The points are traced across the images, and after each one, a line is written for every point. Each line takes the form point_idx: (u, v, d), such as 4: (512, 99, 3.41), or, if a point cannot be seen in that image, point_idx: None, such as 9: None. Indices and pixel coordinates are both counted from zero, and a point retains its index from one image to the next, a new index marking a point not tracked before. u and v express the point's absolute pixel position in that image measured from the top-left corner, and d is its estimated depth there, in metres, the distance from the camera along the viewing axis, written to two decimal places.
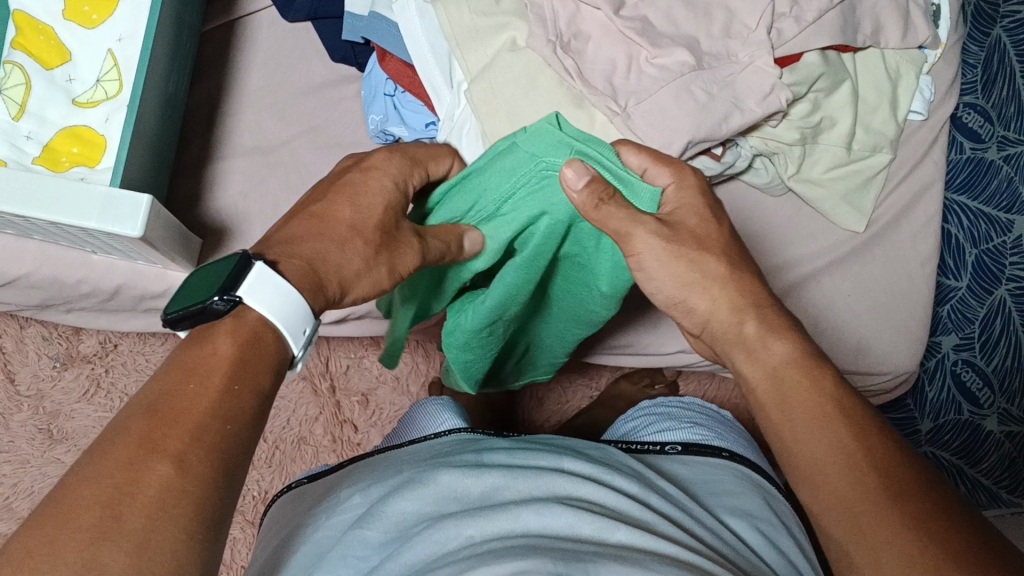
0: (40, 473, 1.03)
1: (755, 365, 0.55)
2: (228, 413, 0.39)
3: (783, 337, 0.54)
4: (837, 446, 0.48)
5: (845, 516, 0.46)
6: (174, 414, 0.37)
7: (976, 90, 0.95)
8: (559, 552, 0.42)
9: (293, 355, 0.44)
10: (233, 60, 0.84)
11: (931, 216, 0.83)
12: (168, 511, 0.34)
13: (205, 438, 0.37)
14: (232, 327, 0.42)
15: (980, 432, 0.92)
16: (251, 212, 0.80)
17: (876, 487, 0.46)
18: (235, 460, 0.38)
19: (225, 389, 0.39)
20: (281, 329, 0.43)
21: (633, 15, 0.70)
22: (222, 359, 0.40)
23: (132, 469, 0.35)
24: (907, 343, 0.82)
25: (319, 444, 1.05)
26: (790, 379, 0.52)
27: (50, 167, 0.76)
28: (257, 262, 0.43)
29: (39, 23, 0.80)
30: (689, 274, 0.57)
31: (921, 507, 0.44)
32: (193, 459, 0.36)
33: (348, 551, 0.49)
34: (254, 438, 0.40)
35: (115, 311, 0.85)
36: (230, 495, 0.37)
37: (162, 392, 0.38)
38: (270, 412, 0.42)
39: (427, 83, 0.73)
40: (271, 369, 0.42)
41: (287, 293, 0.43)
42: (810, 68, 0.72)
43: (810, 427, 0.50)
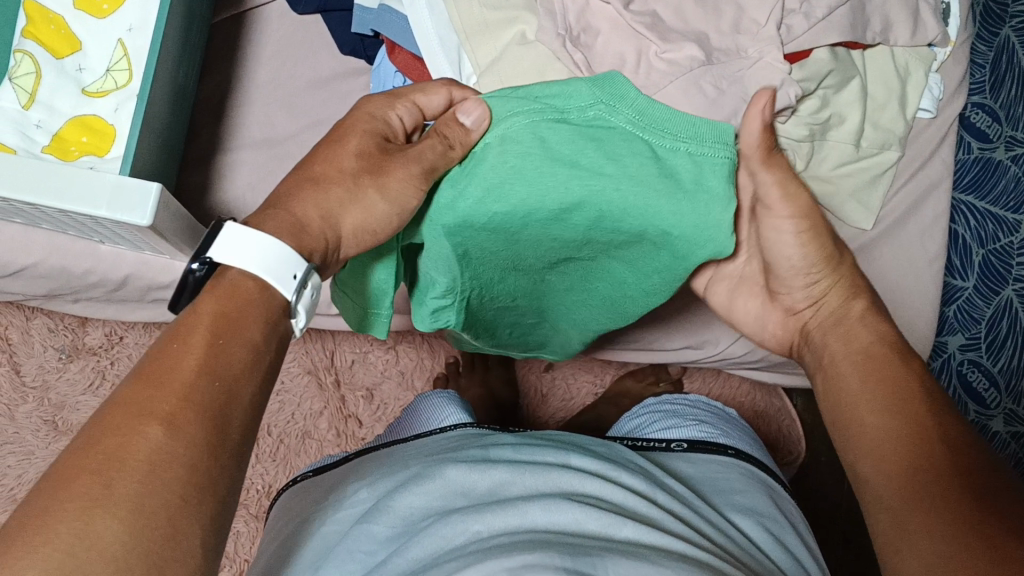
0: (45, 465, 1.04)
1: (841, 342, 0.58)
2: (216, 367, 0.40)
3: (875, 326, 0.58)
4: (911, 420, 0.50)
5: (892, 481, 0.49)
6: (162, 376, 0.39)
7: (984, 90, 0.95)
8: (567, 546, 0.42)
9: (290, 302, 0.46)
10: (242, 52, 0.84)
11: (938, 214, 0.83)
12: (161, 474, 0.35)
13: (193, 396, 0.39)
14: (214, 291, 0.44)
15: (986, 433, 0.91)
16: (259, 204, 0.81)
17: (942, 459, 0.48)
18: (226, 413, 0.40)
19: (209, 347, 0.41)
20: (268, 279, 0.45)
21: (643, 9, 0.69)
22: (206, 315, 0.42)
23: (121, 434, 0.36)
24: (914, 342, 0.82)
25: (323, 438, 1.05)
26: (877, 356, 0.55)
27: (59, 156, 0.76)
28: (227, 223, 0.45)
29: (49, 12, 0.80)
30: (810, 247, 0.58)
31: (985, 481, 0.46)
32: (183, 418, 0.38)
33: (356, 546, 0.49)
34: (250, 394, 0.42)
35: (121, 302, 0.85)
36: (227, 451, 0.39)
37: (149, 360, 0.40)
38: (267, 366, 0.44)
39: (433, 72, 0.72)
40: (260, 319, 0.44)
41: (263, 244, 0.45)
42: (819, 64, 0.71)
43: (885, 405, 0.52)
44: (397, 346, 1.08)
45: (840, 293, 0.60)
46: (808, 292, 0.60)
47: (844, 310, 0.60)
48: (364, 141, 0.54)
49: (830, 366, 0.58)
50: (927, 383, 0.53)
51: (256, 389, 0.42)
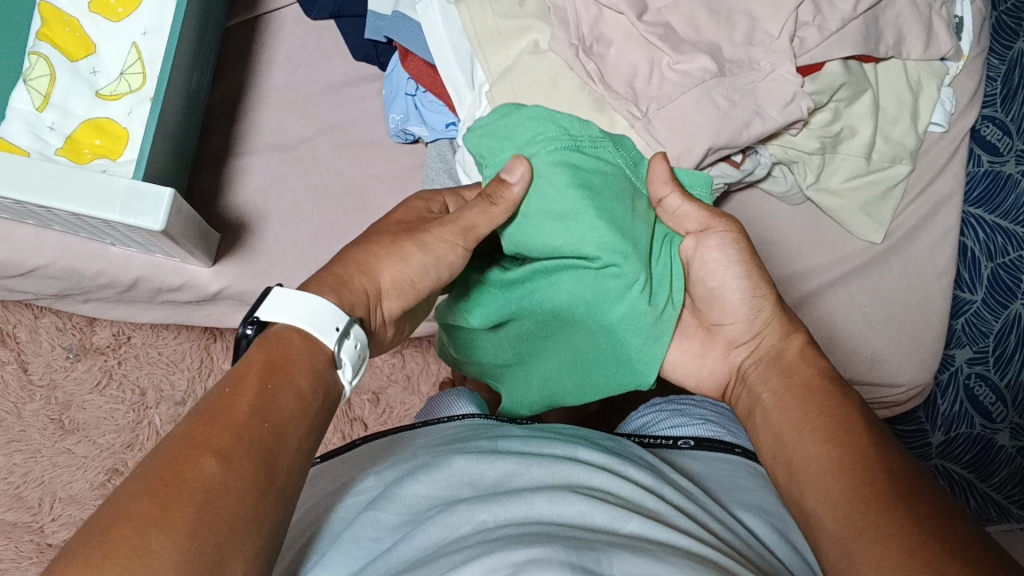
0: (51, 464, 1.03)
1: (767, 383, 0.58)
2: (264, 411, 0.42)
3: (794, 335, 0.59)
4: (851, 450, 0.50)
5: (846, 509, 0.47)
6: (216, 414, 0.41)
7: (995, 103, 0.95)
8: (571, 540, 0.41)
9: (334, 353, 0.48)
10: (255, 56, 0.84)
11: (948, 229, 0.83)
12: (214, 503, 0.37)
13: (246, 436, 0.41)
14: (267, 339, 0.46)
15: (991, 446, 0.92)
16: (269, 208, 0.81)
17: (886, 486, 0.47)
18: (274, 454, 0.41)
19: (258, 392, 0.43)
20: (311, 331, 0.47)
21: (657, 20, 0.69)
22: (259, 359, 0.44)
23: (179, 462, 0.38)
24: (922, 355, 0.82)
25: (329, 442, 1.05)
26: (812, 392, 0.55)
27: (72, 158, 0.76)
28: (275, 286, 0.47)
29: (65, 14, 0.80)
30: (739, 285, 0.59)
31: (934, 509, 0.45)
32: (236, 454, 0.40)
33: (362, 532, 0.48)
34: (297, 438, 0.43)
35: (131, 303, 0.85)
36: (275, 485, 0.41)
37: (207, 401, 0.42)
38: (316, 412, 0.46)
39: (445, 80, 0.73)
40: (309, 368, 0.46)
41: (304, 300, 0.47)
42: (832, 77, 0.71)
43: (827, 437, 0.51)
44: (404, 351, 1.08)
45: (778, 328, 0.59)
46: (749, 325, 0.60)
47: (783, 346, 0.59)
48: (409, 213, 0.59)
49: (772, 402, 0.57)
50: (865, 416, 0.53)
51: (304, 435, 0.44)
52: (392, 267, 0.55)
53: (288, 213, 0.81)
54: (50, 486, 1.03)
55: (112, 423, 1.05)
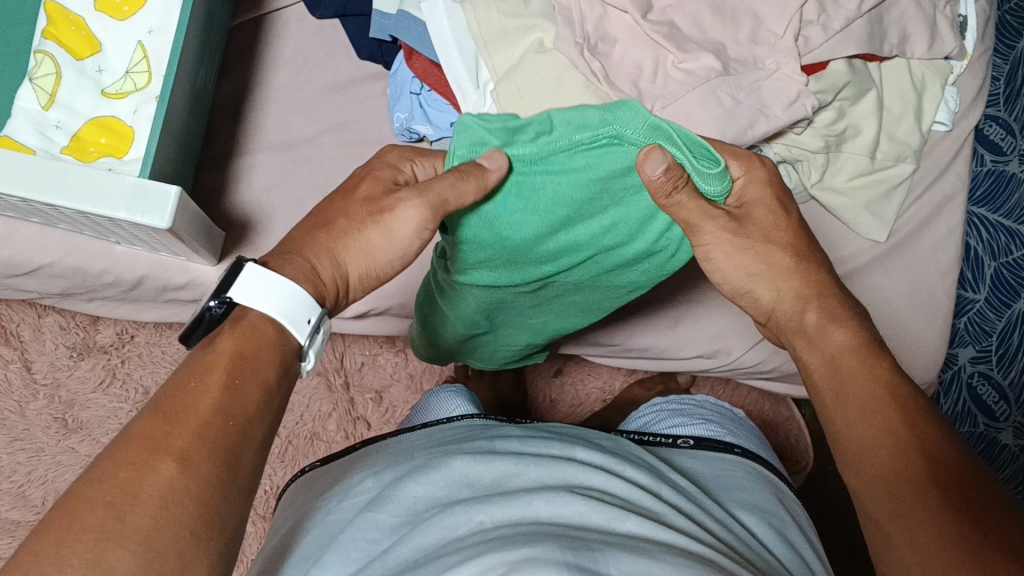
0: (55, 462, 1.04)
1: (816, 354, 0.55)
2: (229, 407, 0.44)
3: (843, 324, 0.54)
4: (887, 432, 0.49)
5: (889, 500, 0.47)
6: (178, 413, 0.43)
7: (998, 102, 0.96)
8: (567, 540, 0.42)
9: (301, 346, 0.49)
10: (259, 55, 0.84)
11: (953, 227, 0.83)
12: (171, 510, 0.39)
13: (208, 434, 0.42)
14: (232, 327, 0.47)
15: (995, 445, 0.92)
16: (274, 207, 0.81)
17: (921, 473, 0.46)
18: (236, 451, 0.43)
19: (224, 388, 0.44)
20: (282, 320, 0.48)
21: (661, 19, 0.70)
22: (225, 352, 0.46)
23: (138, 468, 0.40)
24: (926, 353, 0.82)
25: (332, 440, 1.06)
26: (847, 366, 0.52)
27: (78, 156, 0.76)
28: (250, 263, 0.48)
29: (70, 13, 0.81)
30: (755, 266, 0.57)
31: (971, 493, 0.45)
32: (197, 456, 0.41)
33: (359, 534, 0.49)
34: (261, 434, 0.45)
35: (135, 302, 0.86)
36: (236, 482, 0.43)
37: (166, 395, 0.44)
38: (279, 402, 0.48)
39: (450, 78, 0.73)
40: (276, 360, 0.47)
41: (280, 286, 0.48)
42: (836, 76, 0.72)
43: (863, 416, 0.50)
44: (407, 349, 1.08)
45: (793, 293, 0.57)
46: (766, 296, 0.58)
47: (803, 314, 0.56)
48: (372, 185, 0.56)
49: (809, 376, 0.55)
50: (903, 389, 0.50)
51: (265, 426, 0.46)
52: (359, 261, 0.54)
53: (293, 212, 0.81)
54: (52, 484, 1.04)
55: (115, 421, 1.05)
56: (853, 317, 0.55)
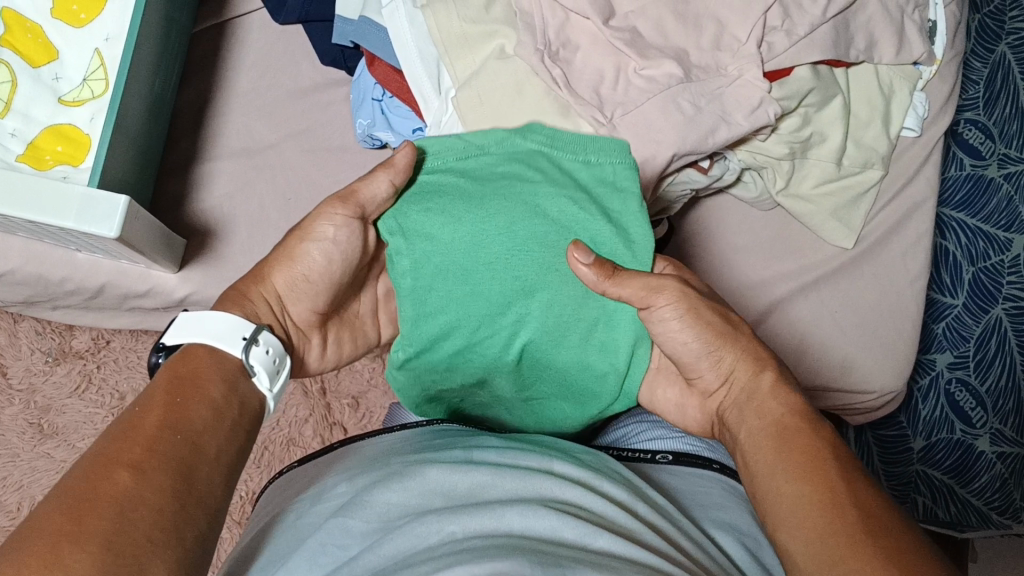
0: (30, 467, 1.03)
1: (757, 417, 0.53)
2: (174, 424, 0.45)
3: (788, 395, 0.54)
4: (824, 488, 0.47)
5: (820, 550, 0.44)
6: (126, 432, 0.43)
7: (978, 106, 0.95)
8: (538, 556, 0.40)
9: (244, 362, 0.51)
10: (223, 60, 0.84)
11: (923, 234, 0.82)
12: (129, 514, 0.39)
13: (159, 448, 0.43)
14: (175, 361, 0.49)
15: (973, 451, 0.91)
16: (236, 214, 0.81)
17: (853, 524, 0.44)
18: (189, 463, 0.43)
19: (168, 406, 0.45)
20: (214, 343, 0.51)
21: (623, 25, 0.69)
22: (165, 378, 0.47)
23: (92, 480, 0.40)
24: (896, 358, 0.80)
25: (308, 445, 1.05)
26: (790, 428, 0.51)
27: (34, 165, 0.76)
28: (181, 313, 0.52)
29: (27, 20, 0.80)
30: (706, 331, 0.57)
31: (902, 545, 0.43)
32: (148, 466, 0.41)
33: (328, 540, 0.46)
34: (214, 446, 0.46)
35: (100, 308, 0.85)
36: (190, 492, 0.42)
37: (117, 423, 0.44)
38: (229, 422, 0.48)
39: (412, 84, 0.72)
40: (219, 380, 0.49)
41: (209, 318, 0.52)
42: (800, 82, 0.71)
43: (799, 472, 0.48)
44: (384, 355, 1.08)
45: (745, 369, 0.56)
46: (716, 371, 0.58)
47: (753, 385, 0.56)
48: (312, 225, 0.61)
49: (746, 440, 0.54)
50: (840, 450, 0.50)
51: (219, 443, 0.46)
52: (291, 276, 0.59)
53: (255, 219, 0.81)
54: (27, 489, 1.03)
55: (90, 427, 1.05)
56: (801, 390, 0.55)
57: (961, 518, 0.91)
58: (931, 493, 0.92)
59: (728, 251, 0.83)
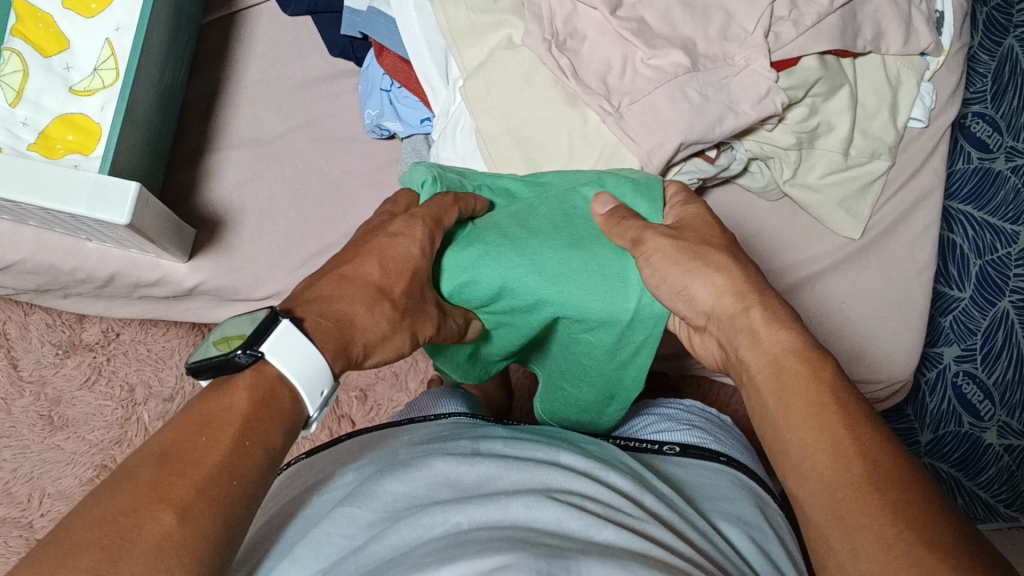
0: (40, 459, 1.04)
1: (757, 357, 0.50)
2: (236, 467, 0.38)
3: (785, 324, 0.50)
4: (829, 437, 0.44)
5: (829, 504, 0.42)
6: (183, 466, 0.36)
7: (985, 99, 0.95)
8: (542, 547, 0.40)
9: (310, 415, 0.43)
10: (232, 52, 0.85)
11: (928, 224, 0.82)
12: (166, 567, 0.33)
13: (213, 491, 0.36)
14: (250, 381, 0.41)
15: (979, 444, 0.91)
16: (246, 204, 0.82)
17: (858, 473, 0.42)
18: (238, 517, 0.37)
19: (234, 447, 0.38)
20: (301, 385, 0.42)
21: (631, 15, 0.69)
22: (242, 398, 0.40)
23: (132, 515, 0.34)
24: (903, 350, 0.81)
25: (316, 438, 1.05)
26: (789, 368, 0.48)
27: (45, 153, 0.77)
28: (284, 320, 0.42)
29: (38, 11, 0.81)
30: (691, 262, 0.54)
31: (911, 496, 0.40)
32: (197, 513, 0.35)
33: (334, 529, 0.46)
34: (264, 496, 0.39)
35: (111, 298, 0.86)
36: (227, 553, 0.36)
37: (175, 440, 0.37)
38: (283, 463, 0.41)
39: (419, 74, 0.74)
40: (289, 422, 0.41)
41: (309, 351, 0.42)
42: (807, 72, 0.71)
43: (801, 416, 0.46)
44: None
45: (733, 295, 0.52)
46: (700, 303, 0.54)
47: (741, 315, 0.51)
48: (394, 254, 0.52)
49: (749, 382, 0.51)
50: (847, 386, 0.46)
51: (268, 493, 0.39)
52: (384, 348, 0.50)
53: (263, 210, 0.82)
54: (38, 481, 1.04)
55: (101, 419, 1.05)
56: (797, 318, 0.51)
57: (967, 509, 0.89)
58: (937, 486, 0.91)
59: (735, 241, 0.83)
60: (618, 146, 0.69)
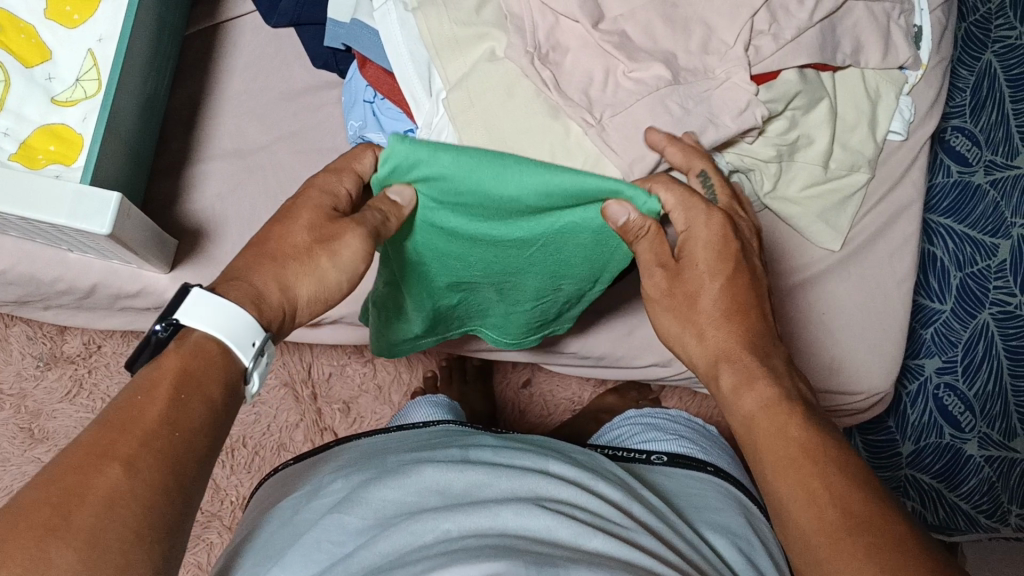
0: (20, 472, 1.03)
1: (735, 415, 0.54)
2: (174, 419, 0.42)
3: (755, 385, 0.53)
4: (804, 488, 0.47)
5: (807, 550, 0.46)
6: (125, 424, 0.40)
7: (964, 114, 0.97)
8: (531, 556, 0.40)
9: (246, 368, 0.46)
10: (215, 63, 0.85)
11: (908, 237, 0.83)
12: (116, 515, 0.37)
13: (155, 444, 0.40)
14: (180, 346, 0.44)
15: (961, 455, 0.91)
16: (227, 214, 0.82)
17: (833, 521, 0.45)
18: (182, 463, 0.41)
19: (170, 401, 0.42)
20: (228, 342, 0.45)
21: (613, 28, 0.69)
22: (173, 364, 0.43)
23: (84, 472, 0.38)
24: (880, 361, 0.82)
25: (298, 451, 1.05)
26: (762, 424, 0.51)
27: (26, 164, 0.76)
28: (196, 288, 0.45)
29: (20, 21, 0.81)
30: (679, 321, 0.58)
31: (890, 535, 0.44)
32: (142, 463, 0.39)
33: (324, 535, 0.46)
34: (206, 444, 0.43)
35: (92, 309, 0.86)
36: (180, 494, 0.40)
37: (118, 405, 0.41)
38: (226, 415, 0.45)
39: (402, 87, 0.73)
40: (222, 379, 0.45)
41: (229, 310, 0.45)
42: (787, 85, 0.71)
43: (777, 469, 0.49)
44: (376, 360, 1.08)
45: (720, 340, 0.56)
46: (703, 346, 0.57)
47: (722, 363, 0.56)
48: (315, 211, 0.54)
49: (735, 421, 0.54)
50: (816, 431, 0.50)
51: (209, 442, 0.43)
52: (308, 285, 0.52)
53: (245, 220, 0.82)
54: (18, 494, 1.03)
55: (81, 432, 1.04)
56: (765, 371, 0.53)
57: (949, 521, 0.92)
58: (920, 496, 0.93)
59: None
60: (599, 155, 0.70)
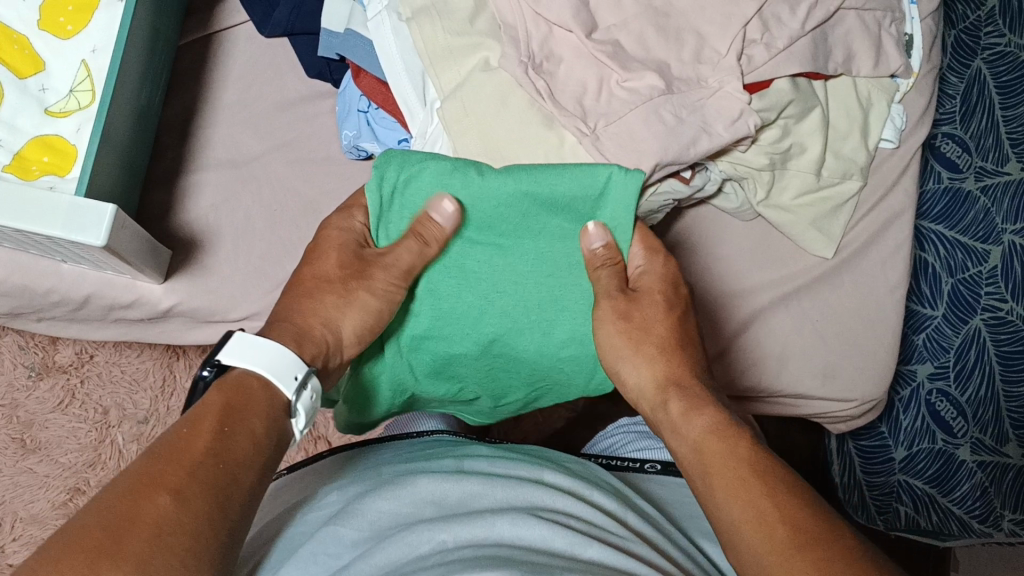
0: (13, 483, 1.02)
1: (683, 445, 0.56)
2: (218, 452, 0.45)
3: (703, 413, 0.57)
4: (752, 505, 0.48)
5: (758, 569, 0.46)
6: (175, 455, 0.43)
7: (955, 120, 0.97)
8: (529, 565, 0.40)
9: (290, 401, 0.52)
10: (208, 73, 0.85)
11: (900, 244, 0.83)
12: (166, 538, 0.39)
13: (199, 474, 0.43)
14: (219, 388, 0.49)
15: (954, 461, 0.92)
16: (221, 225, 0.82)
17: (781, 539, 0.46)
18: (226, 492, 0.44)
19: (214, 434, 0.46)
20: (268, 377, 0.51)
21: (605, 38, 0.69)
22: (215, 405, 0.47)
23: (135, 498, 0.40)
24: (874, 369, 0.82)
25: (292, 460, 1.04)
26: (710, 449, 0.53)
27: (20, 175, 0.77)
28: (238, 331, 0.52)
29: (13, 32, 0.81)
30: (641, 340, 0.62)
31: (840, 545, 0.44)
32: (189, 492, 0.42)
33: (320, 548, 0.46)
34: (251, 480, 0.46)
35: (85, 320, 0.86)
36: (225, 522, 0.43)
37: (167, 442, 0.45)
38: (268, 451, 0.48)
39: (397, 95, 0.74)
40: (264, 414, 0.49)
41: (267, 349, 0.51)
42: (780, 94, 0.71)
43: (727, 494, 0.50)
44: None
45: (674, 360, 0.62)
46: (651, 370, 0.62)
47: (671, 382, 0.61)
48: (342, 252, 0.62)
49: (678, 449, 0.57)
50: (761, 454, 0.52)
51: (255, 477, 0.46)
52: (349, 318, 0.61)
53: (239, 230, 0.82)
54: (10, 505, 1.02)
55: (74, 442, 1.04)
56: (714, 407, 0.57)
57: (942, 526, 0.93)
58: (914, 502, 0.93)
59: (708, 261, 0.84)
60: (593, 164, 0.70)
